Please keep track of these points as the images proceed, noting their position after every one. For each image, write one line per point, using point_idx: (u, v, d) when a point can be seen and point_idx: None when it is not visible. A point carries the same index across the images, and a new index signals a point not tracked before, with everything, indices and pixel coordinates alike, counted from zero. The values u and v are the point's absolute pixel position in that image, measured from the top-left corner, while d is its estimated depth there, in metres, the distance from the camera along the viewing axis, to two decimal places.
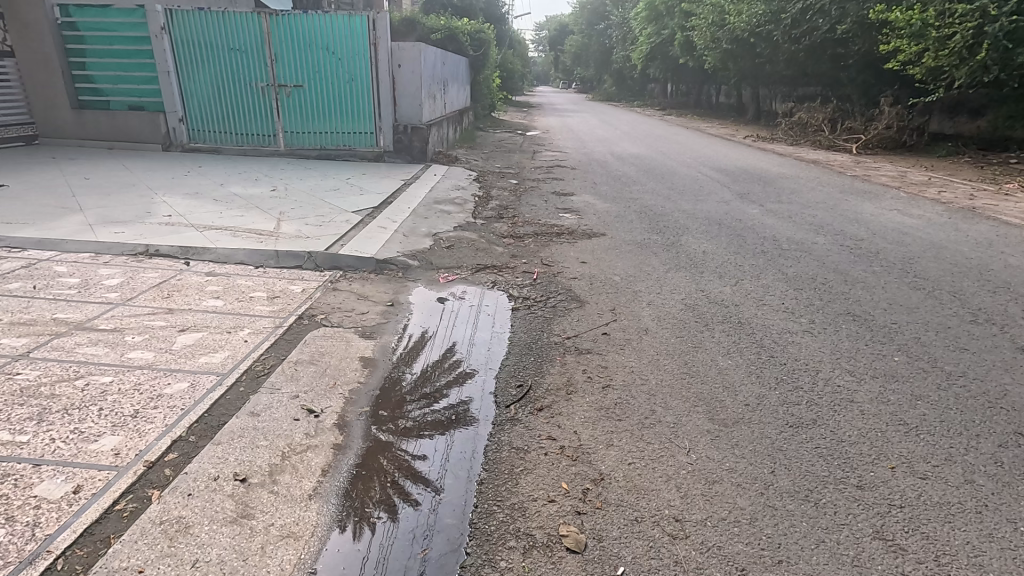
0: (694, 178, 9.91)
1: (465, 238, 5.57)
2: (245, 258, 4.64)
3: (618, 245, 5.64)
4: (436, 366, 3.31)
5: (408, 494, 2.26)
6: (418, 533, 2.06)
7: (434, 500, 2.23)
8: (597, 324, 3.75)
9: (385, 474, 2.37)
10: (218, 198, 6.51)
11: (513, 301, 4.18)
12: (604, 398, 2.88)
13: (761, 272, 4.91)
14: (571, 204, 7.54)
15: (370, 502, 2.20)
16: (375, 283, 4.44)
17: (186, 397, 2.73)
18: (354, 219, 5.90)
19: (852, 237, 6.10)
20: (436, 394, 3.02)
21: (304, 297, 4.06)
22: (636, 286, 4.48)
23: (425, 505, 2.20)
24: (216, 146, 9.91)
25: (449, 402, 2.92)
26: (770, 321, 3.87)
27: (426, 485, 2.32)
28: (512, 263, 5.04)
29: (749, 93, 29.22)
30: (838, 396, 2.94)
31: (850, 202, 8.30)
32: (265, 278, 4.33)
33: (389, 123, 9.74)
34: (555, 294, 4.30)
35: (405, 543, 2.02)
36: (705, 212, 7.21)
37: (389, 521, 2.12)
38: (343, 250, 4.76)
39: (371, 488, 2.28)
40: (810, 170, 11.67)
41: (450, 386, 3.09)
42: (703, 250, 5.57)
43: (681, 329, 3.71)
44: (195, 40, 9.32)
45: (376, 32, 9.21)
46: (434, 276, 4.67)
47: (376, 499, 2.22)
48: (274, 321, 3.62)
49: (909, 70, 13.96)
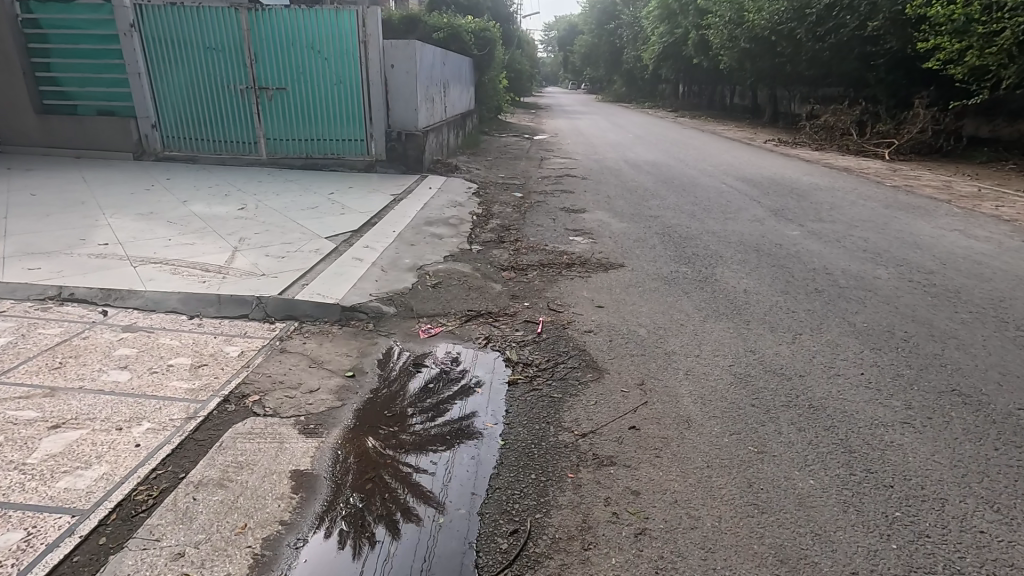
0: (719, 190, 8.95)
1: (458, 272, 4.65)
2: (179, 305, 3.74)
3: (640, 280, 4.71)
4: (439, 380, 3.18)
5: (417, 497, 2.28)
6: (422, 543, 2.03)
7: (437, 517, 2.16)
8: (621, 410, 2.82)
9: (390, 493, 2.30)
10: (174, 219, 5.63)
11: (511, 369, 3.24)
12: (639, 561, 1.94)
13: (820, 320, 3.96)
14: (583, 224, 6.61)
15: (375, 508, 2.22)
16: (339, 340, 3.53)
17: (6, 565, 1.81)
18: (327, 247, 5.01)
19: (920, 269, 5.12)
20: (441, 405, 2.95)
21: (240, 364, 3.15)
22: (667, 345, 3.54)
23: (427, 520, 2.15)
24: (192, 154, 9.05)
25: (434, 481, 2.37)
26: (851, 404, 2.91)
27: (429, 503, 2.25)
28: (511, 307, 4.11)
29: (766, 95, 28.09)
30: (990, 557, 1.97)
31: (902, 219, 7.28)
32: (197, 336, 3.42)
33: (382, 128, 8.83)
34: (565, 357, 3.37)
35: (409, 549, 2.01)
36: (737, 234, 6.26)
37: (393, 528, 2.12)
38: (301, 294, 3.86)
39: (374, 504, 2.24)
40: (844, 179, 10.64)
41: (454, 400, 2.99)
42: (743, 286, 4.63)
43: (735, 420, 2.76)
44: (167, 39, 8.49)
45: (366, 28, 8.32)
46: (414, 327, 3.75)
47: (379, 508, 2.22)
48: (188, 407, 2.72)
49: (949, 70, 12.87)
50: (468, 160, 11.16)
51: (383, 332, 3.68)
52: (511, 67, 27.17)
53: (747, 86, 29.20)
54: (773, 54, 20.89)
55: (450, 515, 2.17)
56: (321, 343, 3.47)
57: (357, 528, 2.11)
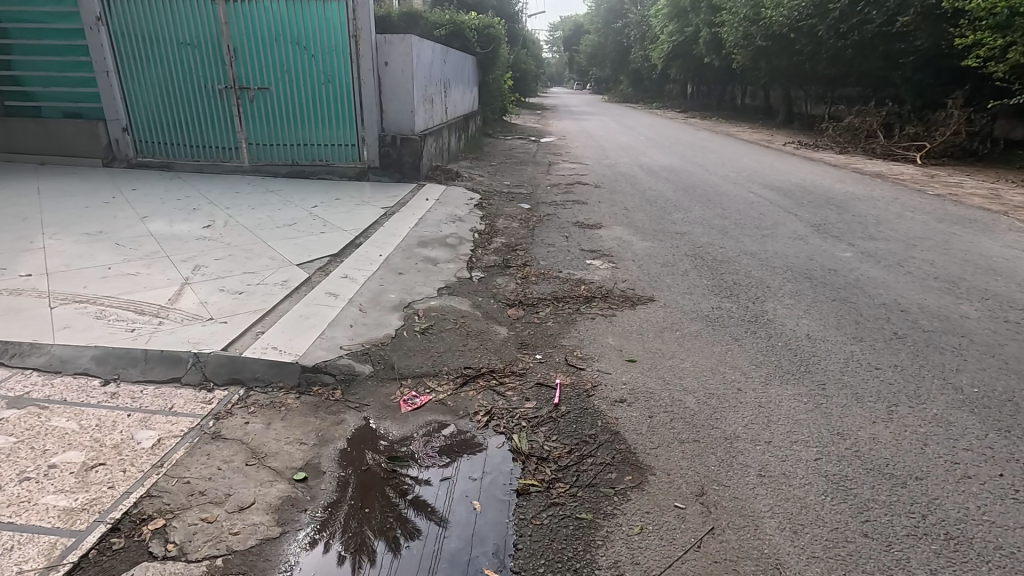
0: (747, 200, 8.09)
1: (455, 312, 3.81)
2: (93, 365, 2.91)
3: (677, 322, 3.86)
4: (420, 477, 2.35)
5: (419, 506, 2.21)
6: (424, 558, 1.96)
7: (439, 532, 2.08)
8: (679, 549, 1.97)
9: (390, 505, 2.21)
10: (124, 240, 4.81)
11: (522, 466, 2.39)
12: None
13: (915, 382, 3.10)
14: (601, 243, 5.76)
15: (375, 520, 2.13)
16: (294, 417, 2.69)
17: None
18: (298, 277, 4.19)
19: (1011, 304, 4.25)
20: (424, 507, 2.20)
21: (152, 462, 2.30)
22: (727, 427, 2.67)
23: (430, 535, 2.06)
24: (167, 161, 8.26)
25: (434, 495, 2.26)
26: (1004, 534, 2.05)
27: (430, 515, 2.16)
28: (520, 362, 3.27)
29: (780, 95, 27.18)
30: None
31: (963, 235, 6.39)
32: (104, 413, 2.59)
33: (375, 132, 8.01)
34: (593, 446, 2.52)
35: (410, 563, 1.94)
36: (780, 255, 5.41)
37: (395, 540, 2.04)
38: (252, 349, 3.04)
39: (372, 517, 2.14)
40: (880, 187, 9.75)
41: (442, 501, 2.23)
42: (804, 330, 3.76)
43: (846, 567, 1.90)
44: (138, 33, 7.69)
45: (357, 22, 7.49)
46: (395, 396, 2.90)
47: (379, 519, 2.13)
48: (53, 546, 1.88)
49: (989, 68, 11.94)
50: (470, 166, 10.31)
51: (353, 404, 2.83)
52: (517, 67, 26.45)
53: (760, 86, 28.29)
54: (791, 53, 20.00)
55: (453, 530, 2.08)
56: (269, 424, 2.62)
57: (356, 540, 2.03)
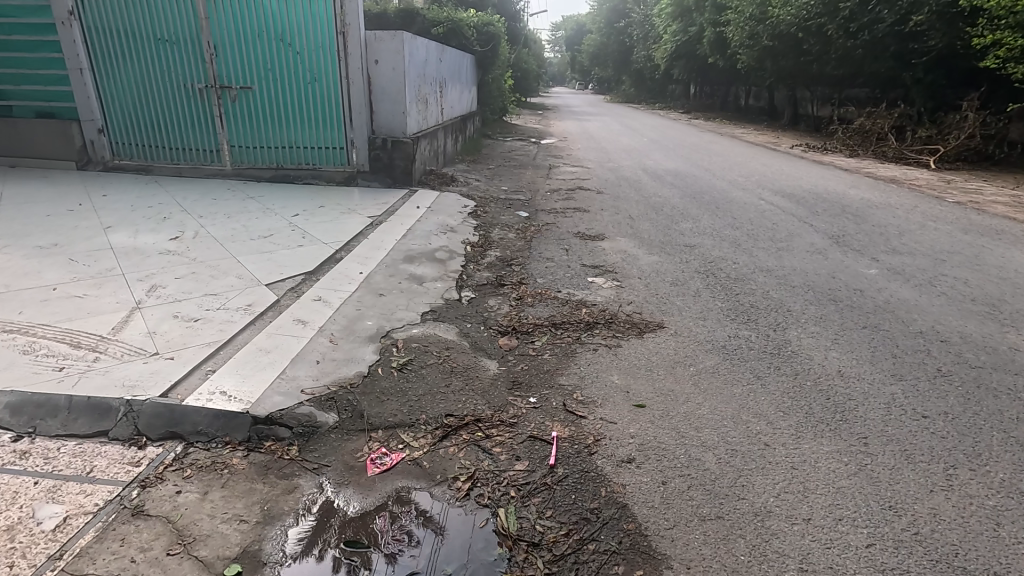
0: (758, 208, 7.65)
1: (439, 343, 3.36)
2: (7, 415, 2.47)
3: (690, 355, 3.42)
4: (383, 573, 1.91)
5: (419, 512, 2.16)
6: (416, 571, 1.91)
7: (435, 543, 2.02)
8: None
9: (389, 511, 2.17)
10: (79, 254, 4.38)
11: (508, 556, 1.96)
12: None
13: (972, 436, 2.65)
14: (603, 257, 5.32)
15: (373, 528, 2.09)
16: (239, 482, 2.24)
17: None
18: (265, 300, 3.74)
19: None
20: None
21: (50, 553, 1.86)
22: (756, 498, 2.23)
23: (426, 546, 2.01)
24: (146, 164, 7.83)
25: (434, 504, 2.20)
26: None
27: (429, 524, 2.10)
28: (511, 407, 2.82)
29: (786, 96, 26.71)
30: None
31: (992, 249, 5.95)
32: (7, 482, 2.14)
33: (364, 135, 7.58)
34: (596, 526, 2.08)
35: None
36: (798, 272, 4.97)
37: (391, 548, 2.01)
38: (197, 396, 2.59)
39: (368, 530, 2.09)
40: (896, 194, 9.31)
41: None
42: (834, 365, 3.32)
43: None
44: (112, 29, 7.25)
45: (345, 17, 7.05)
46: (362, 453, 2.45)
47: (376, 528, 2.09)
48: None
49: (1008, 69, 11.48)
50: (467, 170, 9.87)
51: (311, 464, 2.38)
52: (518, 67, 26.02)
53: (764, 87, 27.83)
54: (798, 53, 19.55)
55: (451, 542, 2.02)
56: (206, 492, 2.18)
57: (351, 548, 2.01)
